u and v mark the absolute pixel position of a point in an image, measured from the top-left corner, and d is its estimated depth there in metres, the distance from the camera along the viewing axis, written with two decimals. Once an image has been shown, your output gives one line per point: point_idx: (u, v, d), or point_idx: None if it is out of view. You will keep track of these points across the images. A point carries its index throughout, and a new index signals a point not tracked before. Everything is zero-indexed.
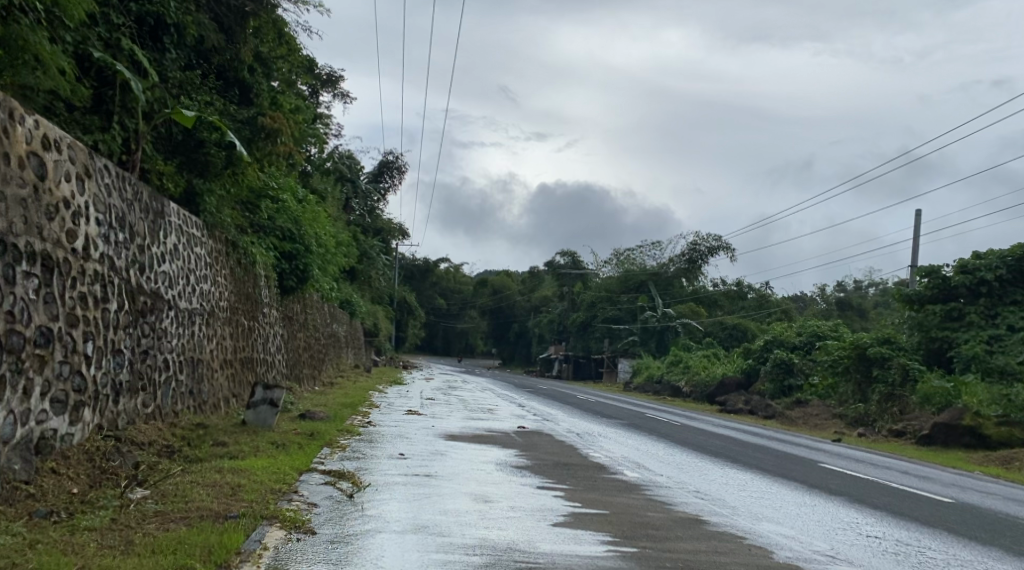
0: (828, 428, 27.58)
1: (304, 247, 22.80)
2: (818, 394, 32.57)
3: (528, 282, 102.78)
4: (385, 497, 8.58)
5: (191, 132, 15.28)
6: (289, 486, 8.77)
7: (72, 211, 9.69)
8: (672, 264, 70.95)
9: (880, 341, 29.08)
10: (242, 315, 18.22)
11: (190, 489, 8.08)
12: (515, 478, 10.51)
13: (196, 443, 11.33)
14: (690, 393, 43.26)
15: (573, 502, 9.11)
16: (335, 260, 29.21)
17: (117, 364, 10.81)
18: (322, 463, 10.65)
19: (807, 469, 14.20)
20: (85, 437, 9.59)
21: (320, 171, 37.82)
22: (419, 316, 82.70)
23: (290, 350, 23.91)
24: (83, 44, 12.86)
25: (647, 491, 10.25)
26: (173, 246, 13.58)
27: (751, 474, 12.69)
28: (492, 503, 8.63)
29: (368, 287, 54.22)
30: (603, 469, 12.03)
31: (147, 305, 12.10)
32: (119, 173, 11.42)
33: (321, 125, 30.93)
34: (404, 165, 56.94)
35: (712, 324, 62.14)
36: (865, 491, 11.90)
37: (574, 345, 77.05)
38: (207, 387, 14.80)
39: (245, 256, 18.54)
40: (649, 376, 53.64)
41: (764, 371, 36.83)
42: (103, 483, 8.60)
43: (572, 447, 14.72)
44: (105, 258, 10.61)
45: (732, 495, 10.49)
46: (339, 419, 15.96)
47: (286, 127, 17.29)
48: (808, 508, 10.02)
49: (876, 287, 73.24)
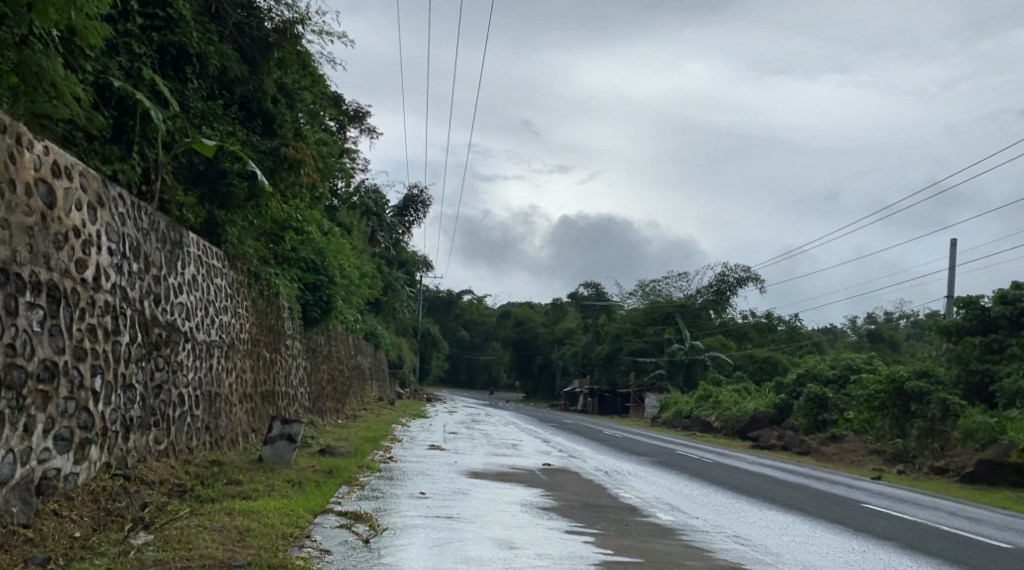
0: (867, 465, 26.69)
1: (328, 279, 22.45)
2: (854, 429, 31.58)
3: (553, 314, 102.23)
4: (403, 543, 8.02)
5: (213, 162, 14.96)
6: (302, 530, 8.24)
7: (83, 240, 9.33)
8: (699, 296, 70.69)
9: (917, 373, 28.15)
10: (264, 347, 17.85)
11: (195, 534, 7.59)
12: (542, 521, 9.91)
13: (210, 482, 10.87)
14: (720, 428, 42.34)
15: (605, 549, 8.52)
16: (359, 291, 28.83)
17: (128, 400, 10.41)
18: (339, 504, 10.10)
19: (852, 510, 13.46)
20: (92, 476, 9.16)
21: (346, 204, 37.68)
22: (444, 348, 82.37)
23: (313, 382, 23.50)
24: (103, 74, 12.60)
25: (684, 537, 9.62)
26: (191, 277, 13.21)
27: (793, 516, 12.01)
28: (517, 550, 8.05)
29: (392, 319, 53.81)
30: (635, 511, 11.41)
31: (162, 337, 11.70)
32: (134, 202, 11.10)
33: (347, 159, 30.79)
34: (429, 198, 56.82)
35: (742, 357, 61.60)
36: (915, 535, 11.17)
37: (600, 379, 75.32)
38: (225, 422, 14.38)
39: (268, 287, 18.22)
40: (676, 411, 52.65)
41: (797, 406, 35.96)
42: (108, 526, 8.15)
43: (601, 487, 14.09)
44: (117, 289, 10.23)
45: (775, 540, 9.84)
46: (360, 455, 15.46)
47: (309, 157, 16.96)
48: (858, 554, 9.35)
49: (907, 318, 71.97)
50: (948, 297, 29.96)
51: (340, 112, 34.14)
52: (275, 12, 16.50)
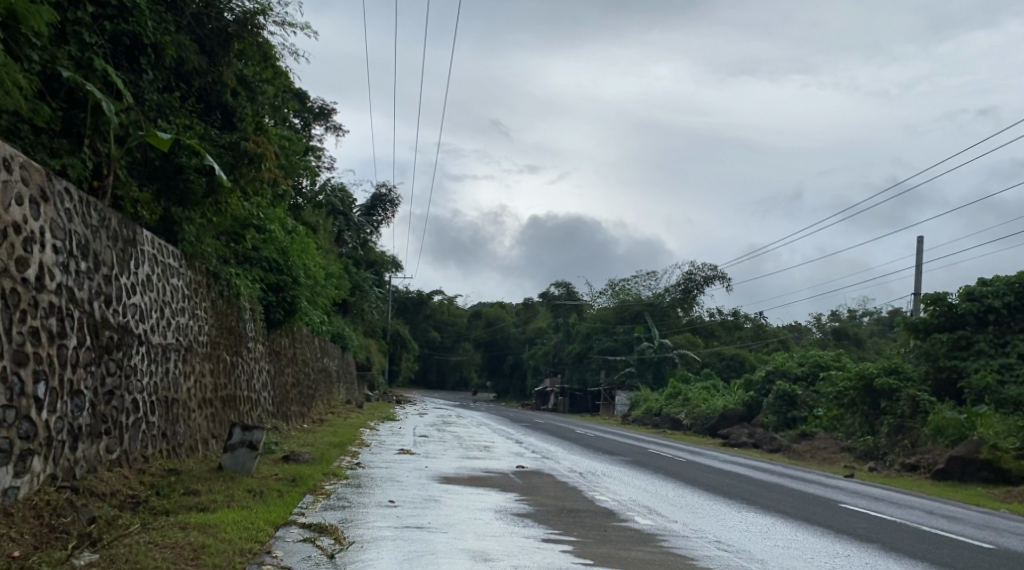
0: (838, 462, 26.64)
1: (292, 278, 21.80)
2: (824, 427, 31.52)
3: (522, 313, 102.01)
4: (372, 558, 7.53)
5: (169, 157, 14.28)
6: (262, 546, 7.71)
7: (24, 237, 8.70)
8: (667, 294, 70.58)
9: (886, 370, 28.27)
10: (225, 350, 17.23)
11: (145, 552, 7.03)
12: (516, 529, 9.45)
13: (166, 493, 10.27)
14: (690, 426, 42.24)
15: (584, 559, 8.07)
16: (325, 292, 28.16)
17: (76, 407, 9.81)
18: (302, 515, 9.56)
19: (831, 511, 13.13)
20: (34, 490, 8.57)
21: (312, 203, 36.98)
22: (413, 349, 81.63)
23: (277, 385, 22.86)
24: (51, 63, 11.86)
25: (665, 543, 9.21)
26: (145, 277, 12.60)
27: (773, 518, 11.66)
28: (493, 563, 7.59)
29: (360, 319, 53.11)
30: (612, 516, 10.97)
31: (114, 340, 11.08)
32: (82, 197, 10.46)
33: (312, 158, 30.10)
34: (397, 198, 56.12)
35: (709, 355, 61.94)
36: (897, 537, 10.86)
37: (570, 378, 75.32)
38: (183, 428, 13.77)
39: (228, 287, 17.55)
40: (646, 409, 52.49)
41: (766, 403, 35.86)
42: (51, 543, 7.57)
43: (575, 491, 13.64)
44: (63, 289, 9.61)
45: (758, 545, 9.45)
46: (325, 461, 14.90)
47: (270, 152, 16.31)
48: (844, 559, 8.99)
49: (870, 315, 72.75)
50: (915, 293, 29.92)
51: (304, 109, 33.39)
52: (235, 3, 15.90)
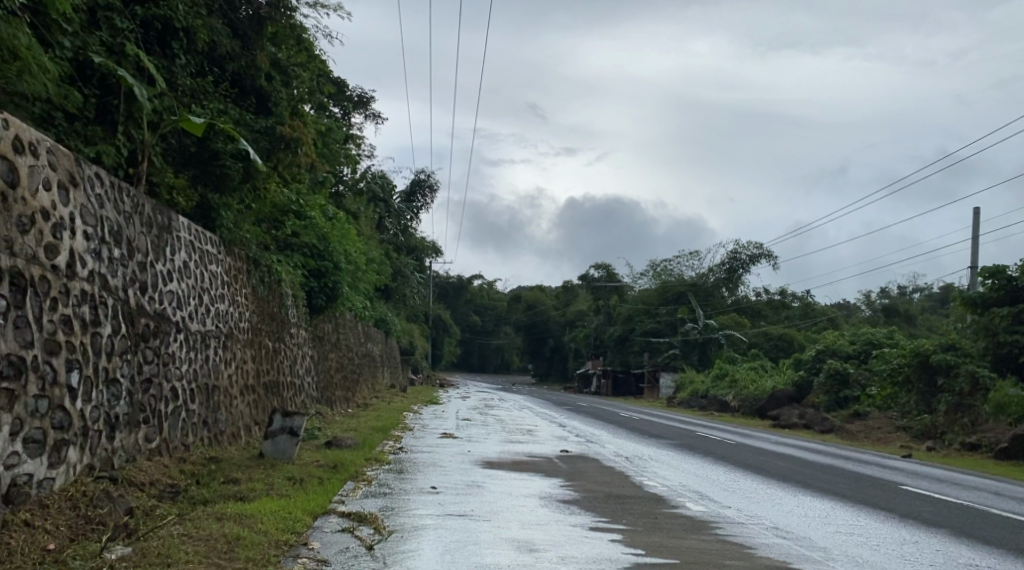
0: (893, 442, 25.85)
1: (333, 264, 21.52)
2: (878, 405, 30.66)
3: (563, 296, 101.51)
4: (411, 549, 7.20)
5: (204, 142, 14.04)
6: (298, 537, 7.42)
7: (53, 223, 8.49)
8: (712, 274, 69.63)
9: (943, 347, 27.35)
10: (267, 336, 17.08)
11: (178, 545, 6.79)
12: (562, 517, 9.08)
13: (206, 481, 10.09)
14: (739, 407, 41.54)
15: (635, 549, 7.66)
16: (367, 277, 27.97)
17: (113, 395, 9.63)
18: (342, 504, 9.30)
19: (892, 494, 12.56)
20: (71, 481, 8.36)
21: (353, 190, 36.87)
22: (455, 334, 81.84)
23: (320, 371, 22.72)
24: (83, 49, 11.51)
25: (719, 531, 8.78)
26: (183, 263, 12.42)
27: (832, 503, 11.13)
28: (539, 554, 7.22)
29: (402, 305, 53.00)
30: (662, 502, 10.55)
31: (150, 328, 10.89)
32: (113, 182, 10.25)
33: (352, 145, 29.88)
34: (436, 183, 55.82)
35: (756, 335, 60.88)
36: (967, 522, 10.28)
37: (613, 361, 74.97)
38: (224, 415, 13.60)
39: (268, 274, 17.38)
40: (693, 392, 51.70)
41: (817, 383, 35.04)
42: (87, 536, 7.37)
43: (624, 476, 13.22)
44: (96, 276, 9.41)
45: (819, 532, 8.96)
46: (369, 447, 14.67)
47: (306, 136, 16.04)
48: (913, 546, 8.45)
49: (921, 291, 71.15)
50: (972, 267, 28.87)
51: (343, 96, 33.16)
52: None
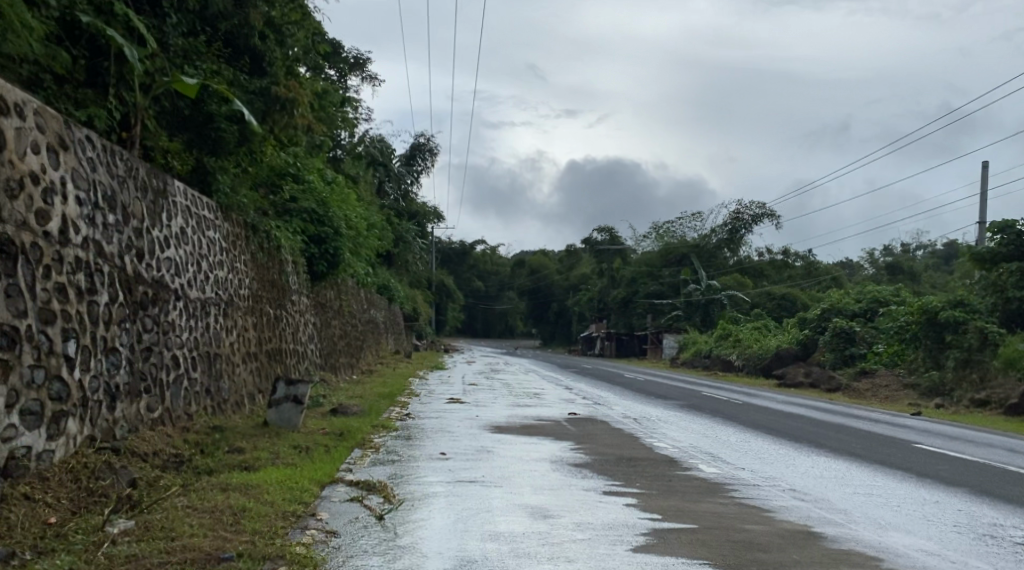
0: (901, 399, 25.69)
1: (334, 230, 20.90)
2: (885, 362, 30.49)
3: (565, 260, 101.21)
4: (422, 518, 6.98)
5: (199, 105, 13.68)
6: (305, 508, 7.21)
7: (43, 188, 8.20)
8: (714, 235, 69.18)
9: (952, 304, 27.06)
10: (268, 303, 16.82)
11: (181, 517, 6.58)
12: (575, 482, 8.86)
13: (210, 450, 9.88)
14: (743, 367, 41.43)
15: (652, 513, 7.45)
16: (369, 242, 27.65)
17: (113, 364, 9.40)
18: (349, 472, 9.09)
19: (907, 453, 12.35)
20: (71, 453, 8.14)
21: (351, 155, 36.36)
22: (457, 300, 81.69)
23: (324, 338, 22.51)
24: (71, 8, 11.07)
25: (736, 493, 8.57)
26: (179, 229, 12.13)
27: (847, 463, 10.92)
28: (553, 520, 7.00)
29: (404, 271, 52.69)
30: (675, 465, 10.34)
31: (148, 296, 10.63)
32: (105, 145, 9.93)
33: (349, 108, 29.39)
34: (436, 147, 55.23)
35: (759, 295, 60.60)
36: (985, 480, 10.07)
37: (615, 324, 74.29)
38: (227, 383, 13.37)
39: (267, 240, 17.06)
40: (697, 352, 51.63)
41: (822, 342, 34.84)
42: (89, 509, 7.18)
43: (633, 438, 13.01)
44: (90, 243, 9.12)
45: (837, 493, 8.76)
46: (375, 413, 14.47)
47: (302, 97, 15.57)
48: (934, 506, 8.25)
49: (925, 249, 70.82)
50: (981, 222, 28.48)
51: (338, 59, 32.61)
52: None
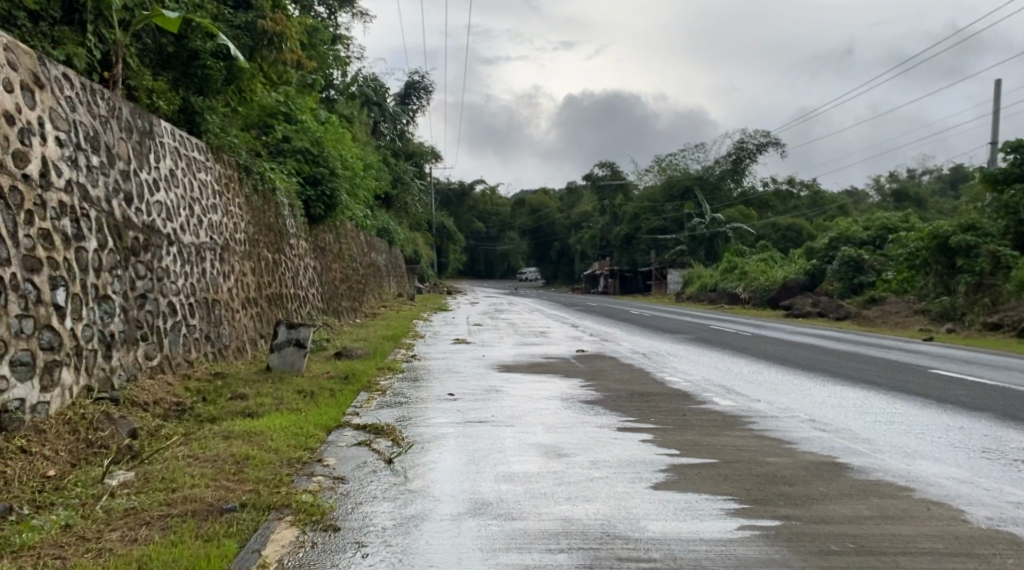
0: (911, 325, 25.47)
1: (329, 170, 20.56)
2: (894, 290, 30.26)
3: (567, 198, 100.36)
4: (431, 460, 6.75)
5: (183, 42, 13.33)
6: (311, 454, 6.98)
7: (19, 128, 7.83)
8: (718, 166, 68.23)
9: (962, 228, 26.63)
10: (266, 248, 16.51)
11: (182, 467, 6.35)
12: (588, 419, 8.61)
13: (211, 398, 9.64)
14: (749, 300, 41.20)
15: (669, 448, 7.20)
16: (366, 184, 27.18)
17: (106, 312, 9.10)
18: (355, 416, 8.85)
19: (924, 379, 12.09)
20: (68, 404, 7.86)
21: (345, 95, 35.63)
22: (459, 241, 81.21)
23: (325, 281, 22.23)
24: None
25: (753, 426, 8.33)
26: (169, 171, 11.74)
27: (864, 391, 10.67)
28: (567, 459, 6.76)
29: (404, 214, 52.10)
30: (687, 399, 10.10)
31: (140, 242, 10.30)
32: (84, 84, 9.52)
33: (341, 46, 28.65)
34: (431, 85, 54.16)
35: (764, 227, 60.03)
36: (1006, 404, 9.81)
37: (619, 260, 73.87)
38: (228, 330, 13.11)
39: (262, 182, 16.65)
40: (701, 286, 51.29)
41: (830, 272, 34.49)
42: (88, 461, 6.95)
43: (643, 373, 12.78)
44: (75, 187, 8.78)
45: (858, 422, 8.51)
46: (380, 356, 14.25)
47: (290, 30, 14.94)
48: (958, 433, 7.99)
49: (929, 175, 70.09)
50: (991, 144, 27.87)
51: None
52: None
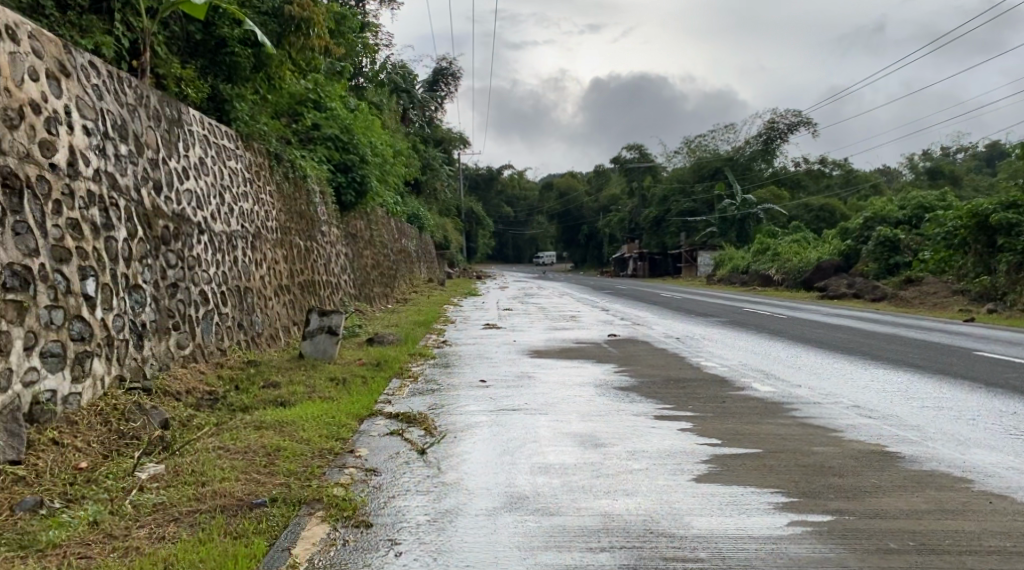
0: (951, 306, 24.96)
1: (359, 157, 20.46)
2: (932, 270, 29.69)
3: (595, 181, 99.71)
4: (465, 451, 6.58)
5: (210, 28, 13.25)
6: (343, 445, 6.83)
7: (45, 117, 7.74)
8: (749, 146, 67.27)
9: (1004, 206, 25.66)
10: (297, 235, 16.43)
11: (213, 460, 6.24)
12: (625, 407, 8.40)
13: (243, 387, 9.55)
14: (783, 282, 40.67)
15: (711, 438, 6.98)
16: (396, 170, 27.07)
17: (136, 302, 9.02)
18: (388, 404, 8.71)
19: (969, 361, 11.75)
20: (100, 395, 7.79)
21: (373, 82, 35.48)
22: (488, 226, 81.05)
23: (356, 268, 22.18)
24: None
25: (796, 413, 8.07)
26: (198, 159, 11.64)
27: (908, 375, 10.36)
28: (605, 449, 6.56)
29: (433, 200, 51.98)
30: (726, 384, 9.85)
31: (170, 231, 10.22)
32: (111, 72, 9.42)
33: (368, 32, 28.46)
34: (458, 71, 53.89)
35: (796, 208, 59.25)
36: None
37: (648, 242, 73.00)
38: (260, 317, 13.03)
39: (292, 170, 16.56)
40: (733, 268, 50.75)
41: (865, 252, 33.91)
42: (120, 452, 6.86)
43: (679, 358, 12.53)
44: (103, 176, 8.68)
45: (905, 408, 8.23)
46: (411, 342, 14.12)
47: (317, 14, 14.66)
48: (1011, 418, 7.69)
49: (965, 152, 68.71)
50: None
51: None
52: None
